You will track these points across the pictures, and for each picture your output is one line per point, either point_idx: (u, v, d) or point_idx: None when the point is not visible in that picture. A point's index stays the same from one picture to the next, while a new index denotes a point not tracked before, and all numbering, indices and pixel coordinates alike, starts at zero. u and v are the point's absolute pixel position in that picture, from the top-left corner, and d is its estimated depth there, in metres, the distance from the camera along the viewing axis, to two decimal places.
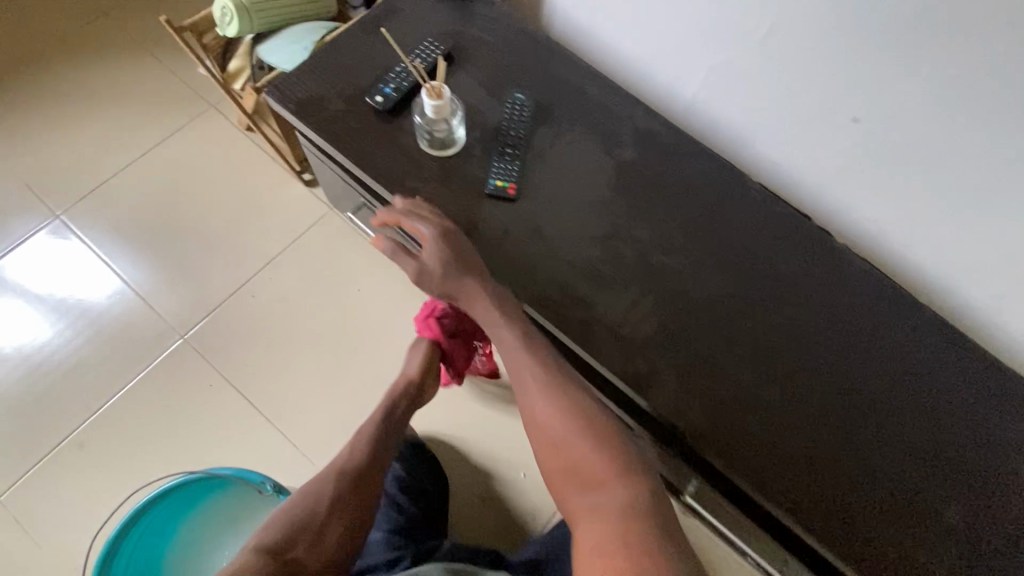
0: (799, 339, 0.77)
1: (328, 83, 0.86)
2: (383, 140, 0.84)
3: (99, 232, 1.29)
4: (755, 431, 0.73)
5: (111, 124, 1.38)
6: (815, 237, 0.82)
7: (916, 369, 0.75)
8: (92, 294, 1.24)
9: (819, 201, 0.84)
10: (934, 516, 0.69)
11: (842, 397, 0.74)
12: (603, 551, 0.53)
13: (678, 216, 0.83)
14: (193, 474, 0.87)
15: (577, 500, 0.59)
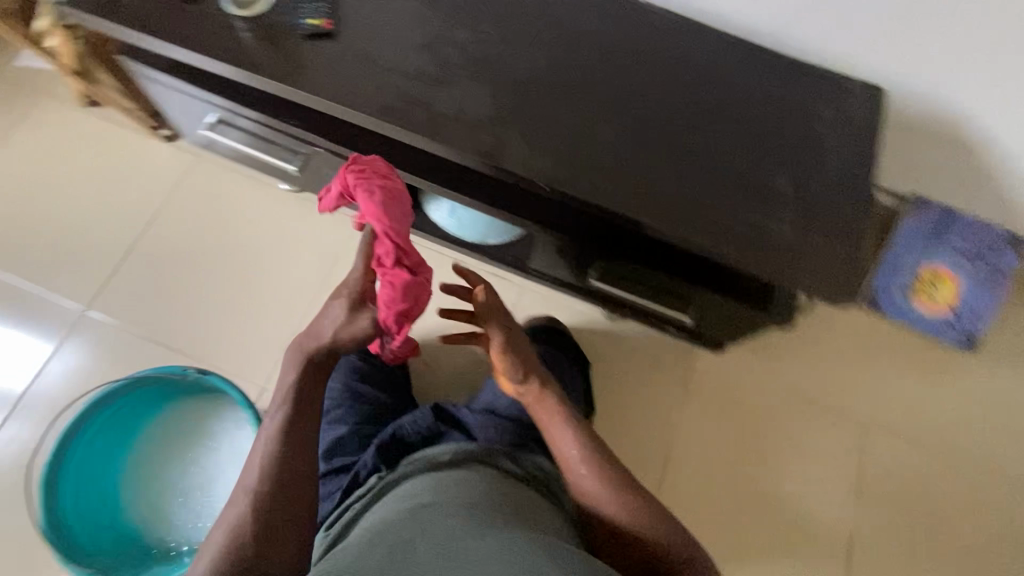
0: (628, 86, 0.87)
1: None
2: (191, 17, 0.86)
3: None
4: (605, 163, 0.82)
5: None
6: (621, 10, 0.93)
7: (726, 92, 0.89)
8: None
9: None
10: (762, 196, 0.84)
11: (669, 118, 0.86)
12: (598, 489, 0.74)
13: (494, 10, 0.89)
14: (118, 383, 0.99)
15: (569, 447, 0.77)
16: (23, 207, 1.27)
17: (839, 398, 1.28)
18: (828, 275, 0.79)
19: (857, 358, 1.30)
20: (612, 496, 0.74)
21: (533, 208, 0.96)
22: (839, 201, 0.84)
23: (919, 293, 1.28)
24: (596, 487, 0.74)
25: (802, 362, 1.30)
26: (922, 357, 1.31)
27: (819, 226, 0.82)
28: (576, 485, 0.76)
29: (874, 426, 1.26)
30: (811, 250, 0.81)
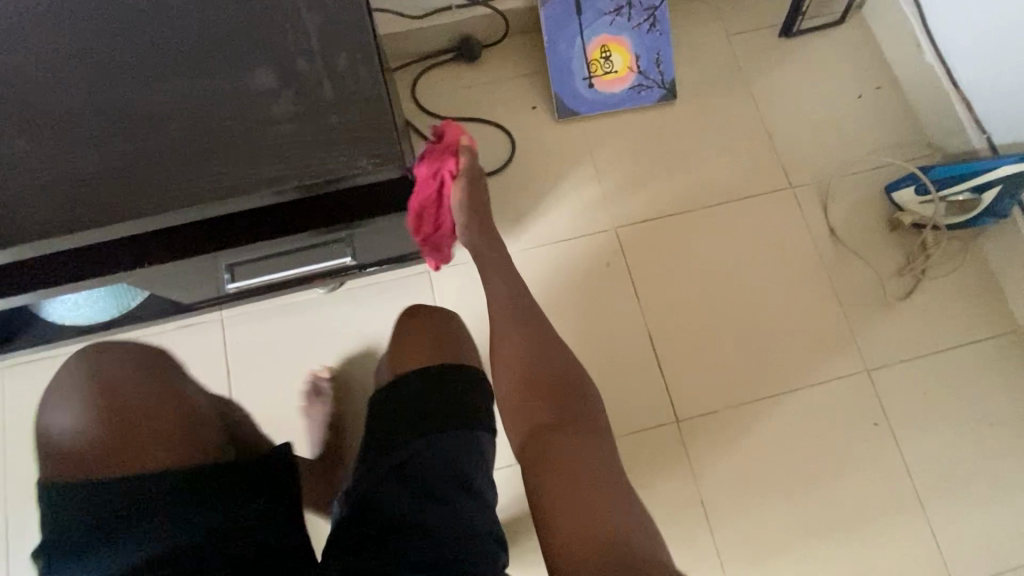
0: (40, 80, 0.68)
1: None
2: None
3: None
4: (48, 184, 0.66)
5: None
6: None
7: (168, 19, 0.70)
8: None
9: None
10: (260, 113, 0.68)
11: (99, 90, 0.68)
12: (573, 525, 0.62)
13: None
14: None
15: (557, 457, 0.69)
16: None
17: (583, 221, 1.22)
18: (355, 149, 0.68)
19: (578, 174, 1.24)
20: (577, 525, 0.62)
21: (86, 262, 0.81)
22: (336, 59, 0.69)
23: (597, 72, 1.23)
24: (578, 529, 0.61)
25: (532, 210, 1.22)
26: (633, 136, 1.27)
27: (324, 101, 0.69)
28: (561, 517, 0.63)
29: (624, 225, 1.21)
30: (326, 134, 0.68)
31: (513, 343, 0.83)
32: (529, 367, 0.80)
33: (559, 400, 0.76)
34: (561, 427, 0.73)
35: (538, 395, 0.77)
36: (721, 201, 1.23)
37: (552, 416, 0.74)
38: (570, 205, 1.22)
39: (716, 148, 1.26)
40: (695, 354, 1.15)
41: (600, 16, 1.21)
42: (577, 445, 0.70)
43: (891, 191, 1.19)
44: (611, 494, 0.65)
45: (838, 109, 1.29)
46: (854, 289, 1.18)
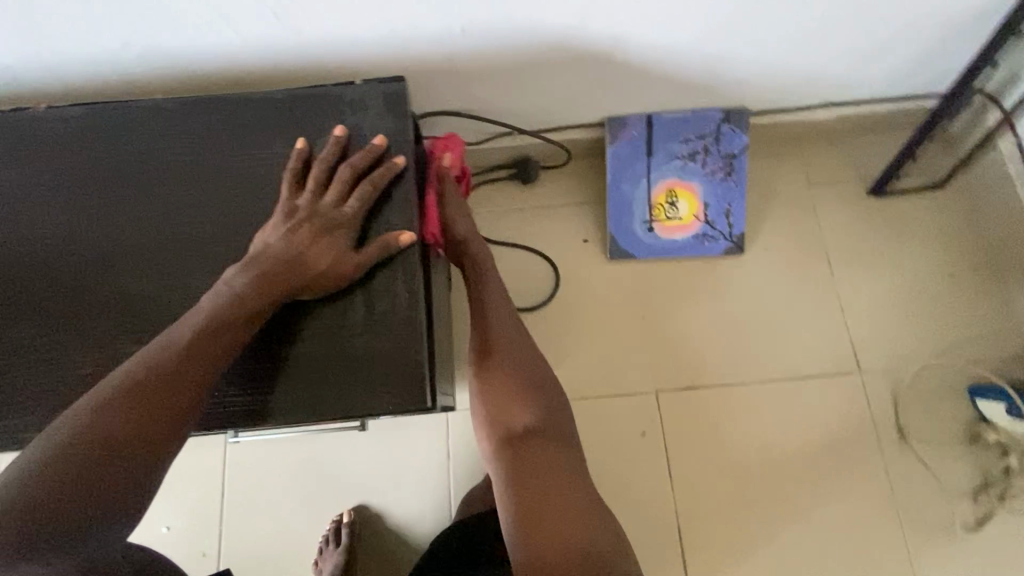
0: (84, 274, 0.66)
1: None
2: None
3: None
4: (64, 377, 0.63)
5: None
6: (58, 162, 0.69)
7: (210, 222, 0.66)
8: None
9: (43, 121, 0.70)
10: (282, 334, 0.62)
11: (134, 296, 0.65)
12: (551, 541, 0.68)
13: None
14: None
15: (529, 471, 0.75)
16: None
17: (621, 379, 1.11)
18: (380, 382, 0.61)
19: (623, 323, 1.14)
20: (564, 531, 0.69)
21: None
22: (371, 275, 0.62)
23: (660, 217, 1.14)
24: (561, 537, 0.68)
25: (568, 357, 1.13)
26: (689, 288, 1.16)
27: (351, 322, 0.62)
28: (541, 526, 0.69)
29: (665, 391, 1.11)
30: (349, 359, 0.61)
31: (483, 386, 0.83)
32: (490, 401, 0.82)
33: (527, 414, 0.81)
34: (539, 437, 0.79)
35: (491, 417, 0.81)
36: (777, 378, 1.11)
37: (525, 417, 0.81)
38: (610, 357, 1.12)
39: (780, 313, 1.14)
40: (726, 554, 1.03)
41: (671, 159, 1.11)
42: (553, 467, 0.76)
43: (977, 398, 1.05)
44: (574, 513, 0.71)
45: (925, 286, 1.15)
46: (917, 504, 1.04)
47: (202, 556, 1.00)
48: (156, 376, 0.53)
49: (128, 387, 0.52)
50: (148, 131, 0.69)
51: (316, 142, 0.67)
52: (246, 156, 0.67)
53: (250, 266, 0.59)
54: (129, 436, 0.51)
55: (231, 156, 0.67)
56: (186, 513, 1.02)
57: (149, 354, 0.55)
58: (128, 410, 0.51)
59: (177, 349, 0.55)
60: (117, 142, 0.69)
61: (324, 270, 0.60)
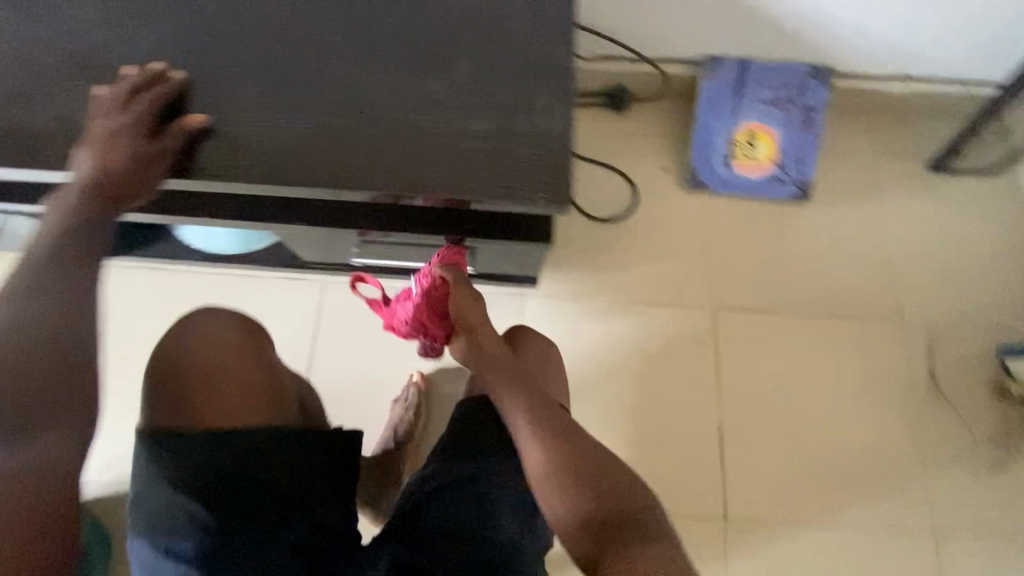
0: (267, 44, 0.74)
1: None
2: None
3: None
4: (245, 133, 0.71)
5: None
6: None
7: (390, 21, 0.76)
8: None
9: None
10: (457, 128, 0.72)
11: (317, 69, 0.73)
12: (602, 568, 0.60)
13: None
14: None
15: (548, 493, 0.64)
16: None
17: (682, 291, 1.21)
18: (528, 187, 0.70)
19: (690, 245, 1.24)
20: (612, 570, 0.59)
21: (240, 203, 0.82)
22: (534, 95, 0.74)
23: (738, 154, 1.25)
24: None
25: (635, 267, 1.23)
26: (754, 224, 1.26)
27: (514, 129, 0.73)
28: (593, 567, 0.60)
29: (721, 307, 1.20)
30: (511, 158, 0.71)
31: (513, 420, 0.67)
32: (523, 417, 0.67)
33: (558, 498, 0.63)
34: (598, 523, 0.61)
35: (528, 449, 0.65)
36: (824, 312, 1.21)
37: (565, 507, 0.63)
38: (675, 273, 1.22)
39: (833, 258, 1.24)
40: (762, 460, 1.12)
41: (756, 103, 1.23)
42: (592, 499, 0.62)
43: (1005, 355, 1.13)
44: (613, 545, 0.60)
45: (967, 254, 1.25)
46: (941, 441, 1.13)
47: None
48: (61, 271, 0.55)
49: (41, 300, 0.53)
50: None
51: None
52: None
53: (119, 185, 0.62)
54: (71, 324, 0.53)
55: None
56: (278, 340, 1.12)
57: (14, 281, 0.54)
58: (51, 271, 0.55)
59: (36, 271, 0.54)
60: None
61: (499, 90, 0.74)
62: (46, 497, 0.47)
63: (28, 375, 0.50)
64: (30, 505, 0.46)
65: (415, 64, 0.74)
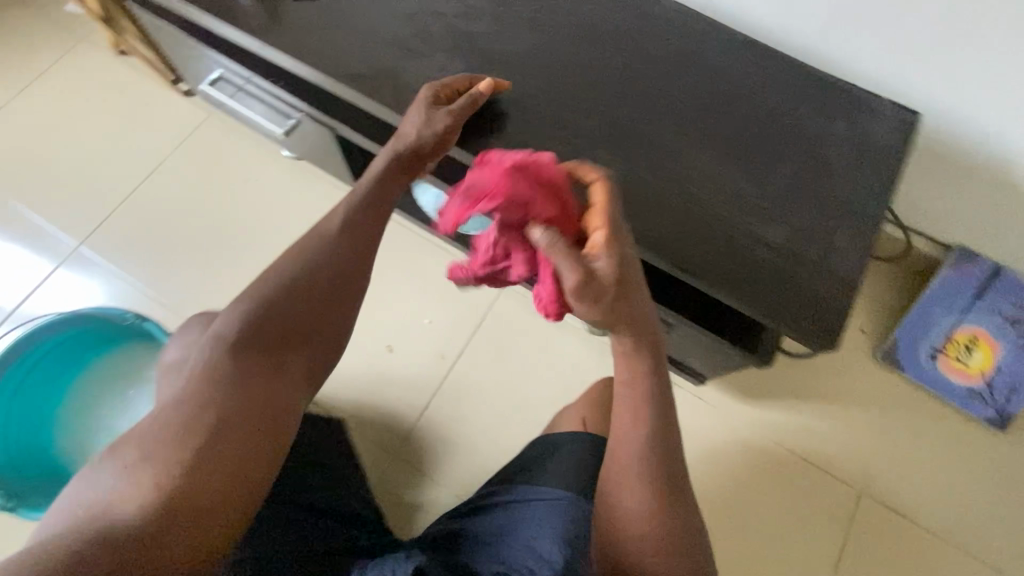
0: (616, 86, 0.79)
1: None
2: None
3: None
4: (564, 155, 0.76)
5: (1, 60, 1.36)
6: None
7: (730, 107, 0.78)
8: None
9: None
10: (752, 232, 0.73)
11: (650, 126, 0.78)
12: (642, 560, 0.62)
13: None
14: (76, 325, 0.89)
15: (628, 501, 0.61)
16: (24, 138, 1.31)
17: (831, 457, 1.15)
18: (802, 319, 0.70)
19: (859, 417, 1.17)
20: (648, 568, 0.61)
21: None
22: (838, 232, 0.73)
23: (947, 353, 1.16)
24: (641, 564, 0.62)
25: (796, 411, 1.18)
26: (937, 429, 1.16)
27: (807, 256, 0.72)
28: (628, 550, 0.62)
29: (866, 494, 1.12)
30: (792, 282, 0.71)
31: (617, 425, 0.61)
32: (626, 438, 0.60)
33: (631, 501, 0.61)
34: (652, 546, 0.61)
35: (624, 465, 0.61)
36: (976, 554, 1.09)
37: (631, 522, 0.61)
38: (833, 437, 1.16)
39: (1012, 506, 1.12)
40: None
41: (993, 314, 1.13)
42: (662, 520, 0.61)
43: None
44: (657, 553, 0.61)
45: None
46: None
47: (440, 358, 1.16)
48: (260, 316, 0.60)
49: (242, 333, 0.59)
50: (708, 27, 0.83)
51: (835, 115, 0.80)
52: (778, 81, 0.80)
53: (371, 210, 0.67)
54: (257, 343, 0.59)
55: (767, 72, 0.80)
56: (446, 320, 1.19)
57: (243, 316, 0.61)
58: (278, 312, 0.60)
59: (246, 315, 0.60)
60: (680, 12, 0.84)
61: (805, 214, 0.74)
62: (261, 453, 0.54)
63: (223, 374, 0.55)
64: (205, 430, 0.52)
65: (737, 156, 0.76)
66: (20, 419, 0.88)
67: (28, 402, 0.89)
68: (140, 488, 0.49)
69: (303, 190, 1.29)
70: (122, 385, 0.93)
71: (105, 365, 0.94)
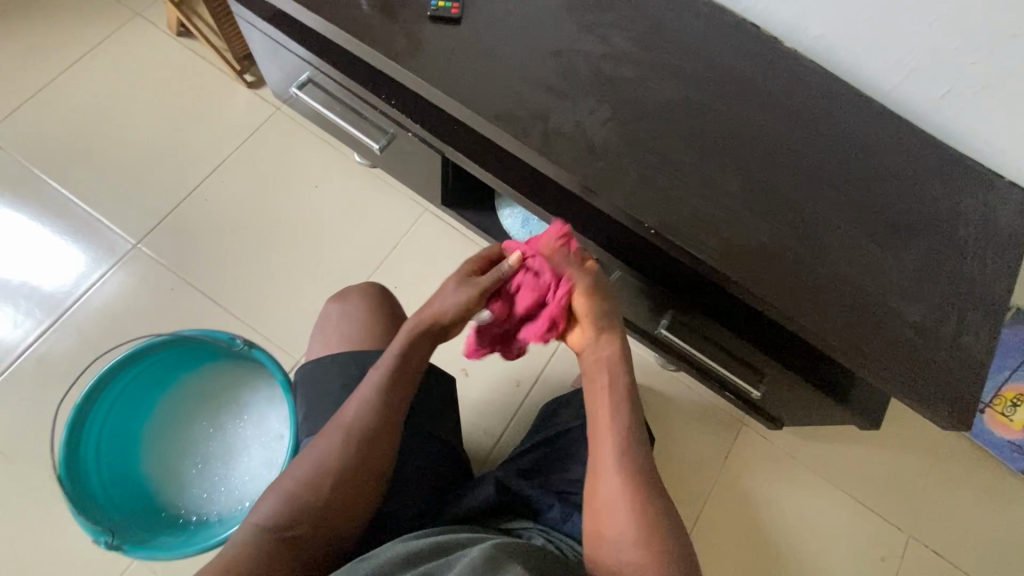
0: (757, 145, 0.80)
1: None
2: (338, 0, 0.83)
3: (42, 155, 1.21)
4: (706, 212, 0.76)
5: (61, 34, 1.30)
6: (768, 58, 0.87)
7: (865, 179, 0.81)
8: (39, 205, 1.18)
9: (772, 29, 0.89)
10: (886, 307, 0.75)
11: (790, 188, 0.79)
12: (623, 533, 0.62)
13: (632, 37, 0.84)
14: (154, 347, 0.84)
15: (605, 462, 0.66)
16: (80, 116, 1.25)
17: (884, 501, 1.19)
18: (940, 399, 0.73)
19: (911, 463, 1.21)
20: (632, 537, 0.61)
21: (624, 245, 0.87)
22: (968, 310, 0.76)
23: (994, 408, 1.19)
24: (628, 534, 0.61)
25: (852, 453, 1.21)
26: (982, 479, 1.21)
27: (938, 333, 0.75)
28: (607, 519, 0.63)
29: (914, 538, 1.17)
30: (924, 359, 0.74)
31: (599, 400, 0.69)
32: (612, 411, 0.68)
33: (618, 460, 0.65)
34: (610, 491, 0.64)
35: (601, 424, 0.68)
36: None
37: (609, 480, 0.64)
38: (886, 481, 1.20)
39: None
40: None
41: None
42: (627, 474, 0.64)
43: None
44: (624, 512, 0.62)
45: None
46: None
47: (515, 383, 1.15)
48: (397, 372, 0.70)
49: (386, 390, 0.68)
50: (840, 96, 0.86)
51: (964, 194, 0.82)
52: (905, 156, 0.83)
53: (437, 331, 0.73)
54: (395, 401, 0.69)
55: (894, 146, 0.84)
56: None
57: (387, 362, 0.70)
58: (408, 367, 0.71)
59: (389, 362, 0.70)
60: (810, 76, 0.87)
61: (938, 291, 0.76)
62: (369, 488, 0.65)
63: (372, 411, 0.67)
64: (348, 471, 0.64)
65: (873, 230, 0.78)
66: (110, 441, 0.84)
67: (118, 424, 0.85)
68: (292, 506, 0.62)
69: (375, 197, 1.24)
70: (211, 402, 0.91)
71: (191, 383, 0.90)
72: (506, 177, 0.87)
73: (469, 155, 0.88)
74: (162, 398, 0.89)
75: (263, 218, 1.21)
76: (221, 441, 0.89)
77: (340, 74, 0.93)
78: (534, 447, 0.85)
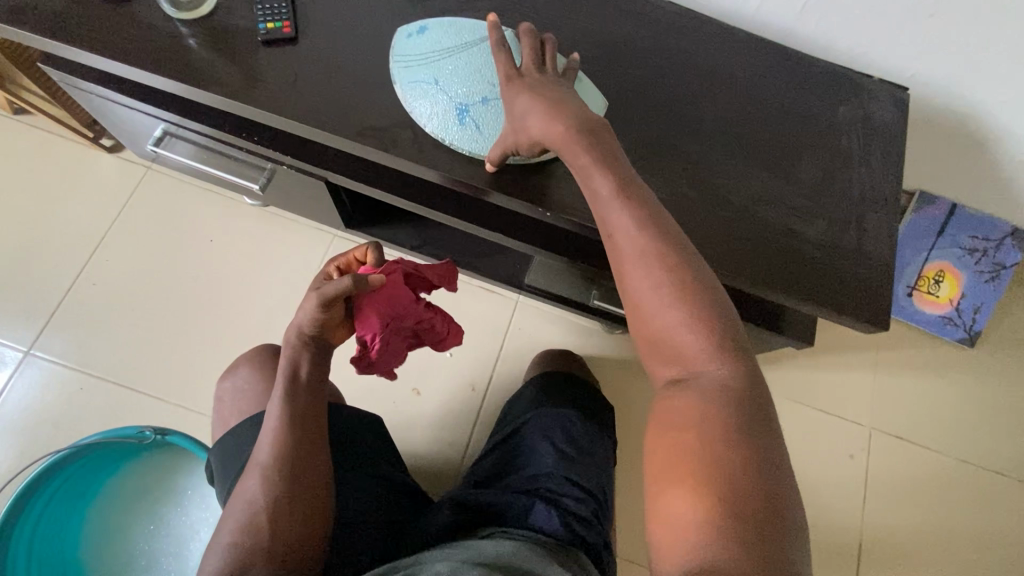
0: (635, 102, 0.78)
1: (89, 45, 0.76)
2: (159, 47, 0.76)
3: None
4: None
5: None
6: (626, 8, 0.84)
7: (744, 110, 0.80)
8: None
9: None
10: (790, 231, 0.76)
11: (673, 139, 0.77)
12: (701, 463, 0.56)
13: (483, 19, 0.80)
14: (23, 501, 0.79)
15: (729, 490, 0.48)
16: None
17: (842, 404, 1.24)
18: (857, 306, 0.74)
19: (860, 362, 1.26)
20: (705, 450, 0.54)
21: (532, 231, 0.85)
22: (865, 216, 0.78)
23: (920, 288, 1.23)
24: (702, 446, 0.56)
25: (807, 366, 1.25)
26: (923, 358, 1.27)
27: (841, 245, 0.76)
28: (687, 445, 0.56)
29: (875, 428, 1.23)
30: (835, 270, 0.75)
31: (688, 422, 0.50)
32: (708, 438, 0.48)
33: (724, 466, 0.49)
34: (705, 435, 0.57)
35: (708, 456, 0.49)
36: (975, 462, 1.21)
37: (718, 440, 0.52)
38: (840, 383, 1.25)
39: (998, 413, 1.24)
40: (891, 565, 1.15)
41: (954, 246, 1.20)
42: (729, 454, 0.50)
43: None
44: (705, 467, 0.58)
45: None
46: None
47: (470, 389, 1.13)
48: (290, 388, 0.64)
49: (290, 427, 0.62)
50: (703, 30, 0.85)
51: (840, 104, 0.83)
52: (778, 78, 0.83)
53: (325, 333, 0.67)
54: (296, 431, 0.62)
55: (765, 70, 0.83)
56: (466, 347, 1.15)
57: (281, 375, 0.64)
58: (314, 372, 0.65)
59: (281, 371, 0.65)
60: (673, 17, 0.85)
61: (833, 204, 0.78)
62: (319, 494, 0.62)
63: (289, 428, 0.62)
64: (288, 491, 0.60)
65: (761, 159, 0.78)
66: None
67: None
68: None
69: (275, 234, 1.17)
70: (138, 514, 0.89)
71: (104, 511, 0.88)
72: (394, 191, 0.83)
73: (350, 177, 0.83)
74: (89, 519, 0.88)
75: (160, 288, 1.12)
76: (164, 540, 0.88)
77: (193, 122, 0.86)
78: (495, 447, 0.85)
